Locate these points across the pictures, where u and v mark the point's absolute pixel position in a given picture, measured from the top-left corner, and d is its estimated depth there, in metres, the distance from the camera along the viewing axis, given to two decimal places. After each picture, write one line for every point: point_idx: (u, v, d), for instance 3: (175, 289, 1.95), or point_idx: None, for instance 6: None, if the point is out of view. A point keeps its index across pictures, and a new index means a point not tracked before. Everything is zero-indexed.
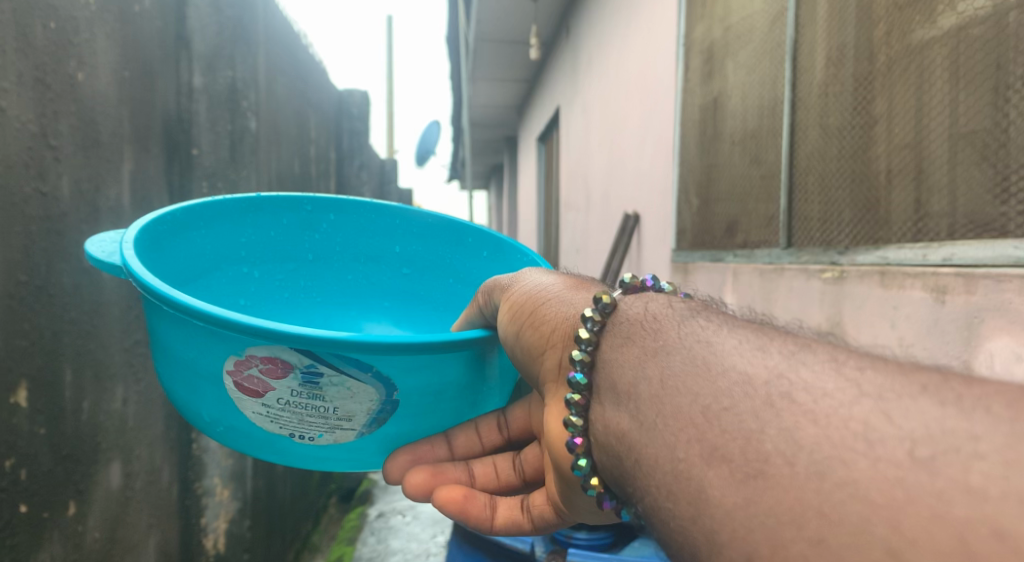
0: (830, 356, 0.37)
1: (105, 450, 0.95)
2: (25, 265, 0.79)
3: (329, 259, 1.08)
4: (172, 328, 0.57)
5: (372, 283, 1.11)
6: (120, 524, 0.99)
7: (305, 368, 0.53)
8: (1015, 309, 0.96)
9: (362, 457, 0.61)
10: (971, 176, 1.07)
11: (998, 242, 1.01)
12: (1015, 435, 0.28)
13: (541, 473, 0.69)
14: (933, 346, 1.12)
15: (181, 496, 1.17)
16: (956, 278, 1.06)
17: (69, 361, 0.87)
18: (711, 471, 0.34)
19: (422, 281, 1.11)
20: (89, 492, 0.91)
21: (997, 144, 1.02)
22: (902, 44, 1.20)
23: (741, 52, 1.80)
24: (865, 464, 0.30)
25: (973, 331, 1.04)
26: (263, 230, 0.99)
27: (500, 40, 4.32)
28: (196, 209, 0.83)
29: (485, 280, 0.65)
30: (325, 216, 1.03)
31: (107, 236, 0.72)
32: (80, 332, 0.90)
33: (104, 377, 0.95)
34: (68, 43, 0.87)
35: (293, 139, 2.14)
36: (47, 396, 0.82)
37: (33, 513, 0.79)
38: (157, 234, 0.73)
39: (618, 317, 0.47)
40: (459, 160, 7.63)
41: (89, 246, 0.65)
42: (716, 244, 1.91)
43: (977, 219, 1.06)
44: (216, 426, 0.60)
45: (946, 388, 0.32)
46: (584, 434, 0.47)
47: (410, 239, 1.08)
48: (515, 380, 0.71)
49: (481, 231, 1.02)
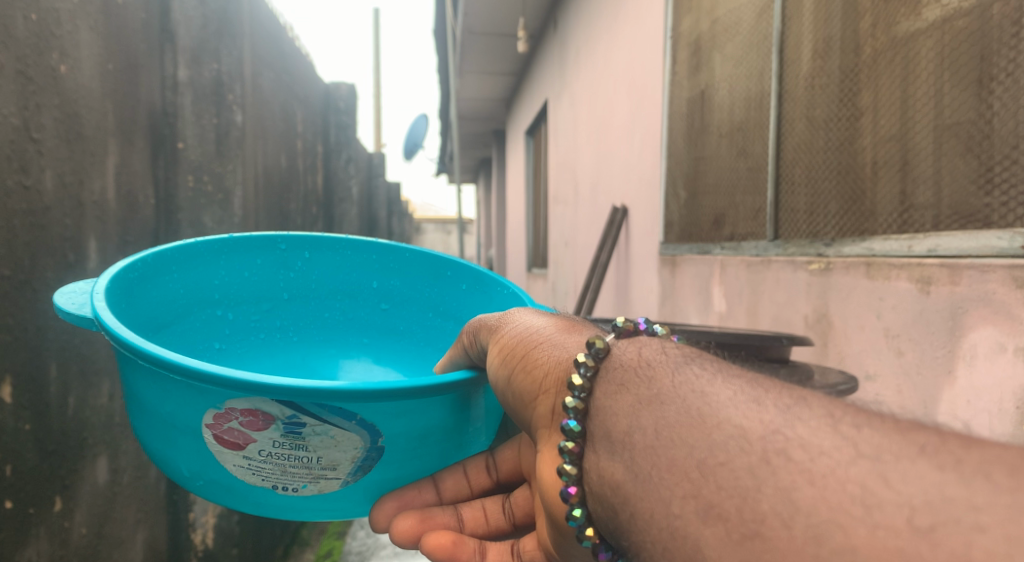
0: (826, 412, 0.37)
1: (92, 444, 0.96)
2: (8, 260, 0.80)
3: (304, 297, 1.09)
4: (148, 381, 0.57)
5: (351, 320, 1.12)
6: (108, 520, 0.99)
7: (287, 419, 0.53)
8: (999, 301, 0.98)
9: (347, 506, 0.61)
10: (955, 166, 1.07)
11: (982, 233, 1.01)
12: (1016, 506, 0.30)
13: (531, 515, 0.71)
14: (916, 336, 1.13)
15: (170, 490, 1.17)
16: (941, 269, 1.08)
17: (54, 355, 0.88)
18: (708, 529, 0.36)
19: (401, 315, 1.12)
20: (75, 488, 0.91)
21: (981, 136, 1.03)
22: (888, 36, 1.20)
23: (727, 45, 1.78)
24: (864, 531, 0.31)
25: (957, 321, 1.05)
26: (236, 270, 0.99)
27: (490, 32, 4.26)
28: (167, 253, 0.83)
29: (470, 319, 0.64)
30: (300, 254, 1.05)
31: (79, 286, 0.72)
32: (66, 327, 0.90)
33: (89, 372, 0.96)
34: (50, 35, 0.86)
35: (280, 131, 2.12)
36: (34, 392, 0.84)
37: (20, 508, 0.81)
38: (127, 282, 0.73)
39: (611, 362, 0.47)
40: (447, 153, 7.58)
41: (59, 299, 0.65)
42: (703, 237, 1.91)
43: (962, 210, 1.06)
44: (197, 480, 0.60)
45: (945, 451, 0.33)
46: (578, 483, 0.46)
47: (388, 274, 1.09)
48: (504, 421, 0.71)
49: (461, 265, 1.02)
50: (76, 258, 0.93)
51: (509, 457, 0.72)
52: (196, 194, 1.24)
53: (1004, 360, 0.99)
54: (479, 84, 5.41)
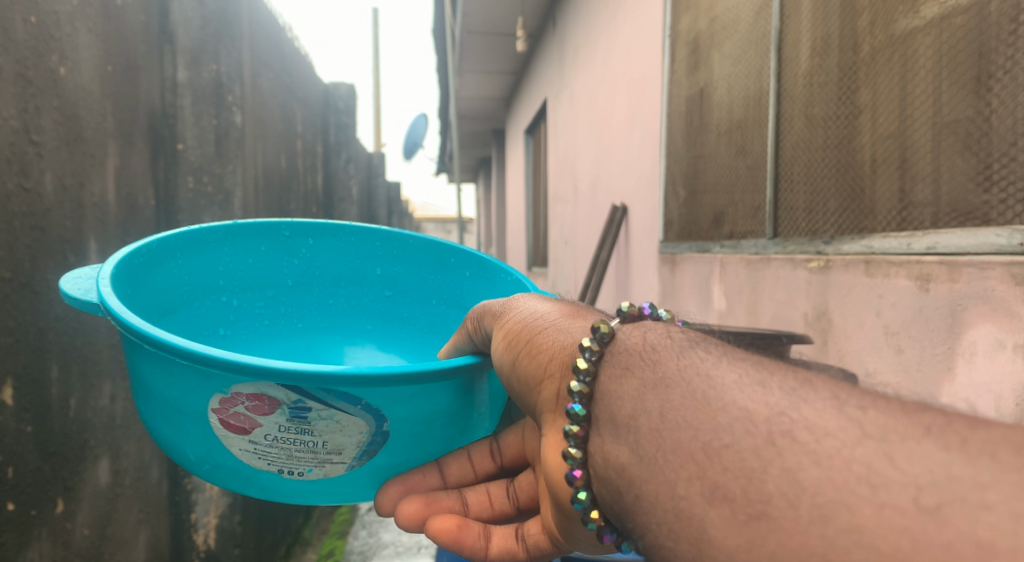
0: (831, 394, 0.37)
1: (93, 446, 0.96)
2: (8, 262, 0.80)
3: (309, 283, 1.09)
4: (153, 366, 0.57)
5: (355, 306, 1.12)
6: (110, 521, 0.99)
7: (293, 404, 0.53)
8: (998, 297, 0.98)
9: (353, 491, 0.61)
10: (954, 164, 1.07)
11: (980, 230, 1.02)
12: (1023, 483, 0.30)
13: (535, 500, 0.71)
14: (915, 332, 1.13)
15: (171, 491, 1.17)
16: (939, 266, 1.08)
17: (55, 357, 0.88)
18: (713, 510, 0.36)
19: (404, 302, 1.12)
20: (77, 490, 0.91)
21: (979, 133, 1.03)
22: (886, 34, 1.20)
23: (726, 43, 1.78)
24: (869, 511, 0.31)
25: (956, 318, 1.05)
26: (240, 257, 0.99)
27: (488, 33, 4.26)
28: (171, 240, 0.83)
29: (474, 306, 0.64)
30: (304, 241, 1.05)
31: (86, 271, 0.72)
32: (66, 328, 0.90)
33: (91, 373, 0.96)
34: (49, 37, 0.86)
35: (279, 133, 2.12)
36: (36, 394, 0.84)
37: (22, 510, 0.80)
38: (133, 269, 0.73)
39: (616, 346, 0.47)
40: (446, 153, 7.56)
41: (64, 285, 0.65)
42: (702, 236, 1.91)
43: (961, 207, 1.06)
44: (203, 465, 0.60)
45: (951, 431, 0.33)
46: (583, 466, 0.46)
47: (391, 260, 1.09)
48: (507, 408, 0.71)
49: (465, 252, 1.02)
50: (76, 259, 0.93)
51: (513, 443, 0.72)
52: (196, 195, 1.24)
53: (1003, 357, 0.99)
54: (478, 84, 5.40)
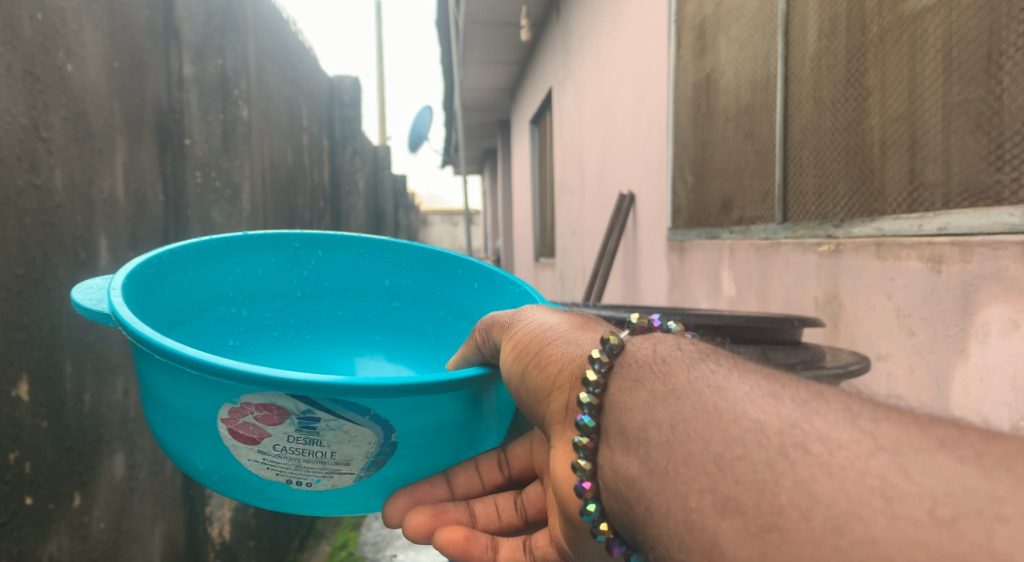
0: (844, 406, 0.38)
1: (108, 441, 0.97)
2: (21, 259, 0.81)
3: (317, 295, 1.10)
4: (163, 376, 0.57)
5: (363, 318, 1.13)
6: (126, 515, 1.01)
7: (302, 414, 0.53)
8: (1011, 277, 0.97)
9: (361, 501, 0.62)
10: (965, 144, 1.06)
11: (992, 210, 1.00)
12: None
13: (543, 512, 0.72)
14: (928, 315, 1.12)
15: (185, 485, 1.19)
16: (952, 247, 1.06)
17: (69, 353, 0.89)
18: (725, 522, 0.36)
19: (412, 313, 1.12)
20: (94, 484, 0.93)
21: (990, 112, 1.02)
22: (895, 14, 1.18)
23: (732, 27, 1.76)
24: (883, 522, 0.32)
25: (969, 299, 1.04)
26: (250, 268, 1.00)
27: (492, 22, 4.24)
28: (182, 250, 0.84)
29: (483, 317, 0.64)
30: (313, 253, 1.06)
31: (96, 282, 0.73)
32: (80, 324, 0.91)
33: (104, 369, 0.97)
34: (56, 35, 0.87)
35: (285, 128, 2.12)
36: (50, 390, 0.85)
37: (40, 504, 0.82)
38: (144, 278, 0.74)
39: (626, 358, 0.47)
40: (451, 143, 7.54)
41: (76, 295, 0.66)
42: (711, 222, 1.90)
43: (972, 187, 1.05)
44: (212, 475, 0.60)
45: (965, 444, 0.34)
46: (592, 478, 0.46)
47: (400, 273, 1.09)
48: (514, 417, 0.71)
49: (472, 262, 1.02)
50: (87, 256, 0.94)
51: (521, 454, 0.73)
52: (204, 190, 1.24)
53: (1017, 338, 0.98)
54: (482, 74, 5.38)
